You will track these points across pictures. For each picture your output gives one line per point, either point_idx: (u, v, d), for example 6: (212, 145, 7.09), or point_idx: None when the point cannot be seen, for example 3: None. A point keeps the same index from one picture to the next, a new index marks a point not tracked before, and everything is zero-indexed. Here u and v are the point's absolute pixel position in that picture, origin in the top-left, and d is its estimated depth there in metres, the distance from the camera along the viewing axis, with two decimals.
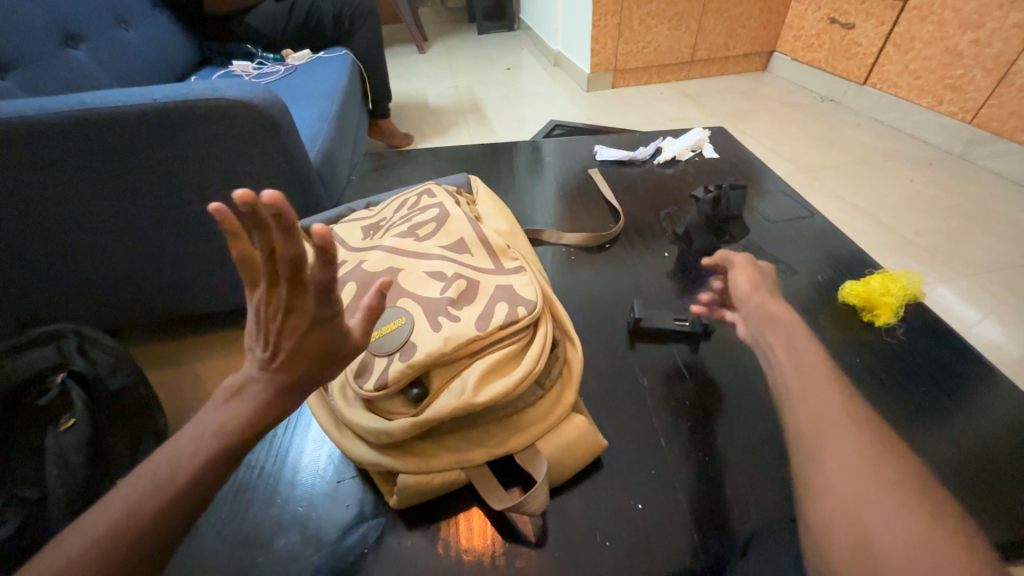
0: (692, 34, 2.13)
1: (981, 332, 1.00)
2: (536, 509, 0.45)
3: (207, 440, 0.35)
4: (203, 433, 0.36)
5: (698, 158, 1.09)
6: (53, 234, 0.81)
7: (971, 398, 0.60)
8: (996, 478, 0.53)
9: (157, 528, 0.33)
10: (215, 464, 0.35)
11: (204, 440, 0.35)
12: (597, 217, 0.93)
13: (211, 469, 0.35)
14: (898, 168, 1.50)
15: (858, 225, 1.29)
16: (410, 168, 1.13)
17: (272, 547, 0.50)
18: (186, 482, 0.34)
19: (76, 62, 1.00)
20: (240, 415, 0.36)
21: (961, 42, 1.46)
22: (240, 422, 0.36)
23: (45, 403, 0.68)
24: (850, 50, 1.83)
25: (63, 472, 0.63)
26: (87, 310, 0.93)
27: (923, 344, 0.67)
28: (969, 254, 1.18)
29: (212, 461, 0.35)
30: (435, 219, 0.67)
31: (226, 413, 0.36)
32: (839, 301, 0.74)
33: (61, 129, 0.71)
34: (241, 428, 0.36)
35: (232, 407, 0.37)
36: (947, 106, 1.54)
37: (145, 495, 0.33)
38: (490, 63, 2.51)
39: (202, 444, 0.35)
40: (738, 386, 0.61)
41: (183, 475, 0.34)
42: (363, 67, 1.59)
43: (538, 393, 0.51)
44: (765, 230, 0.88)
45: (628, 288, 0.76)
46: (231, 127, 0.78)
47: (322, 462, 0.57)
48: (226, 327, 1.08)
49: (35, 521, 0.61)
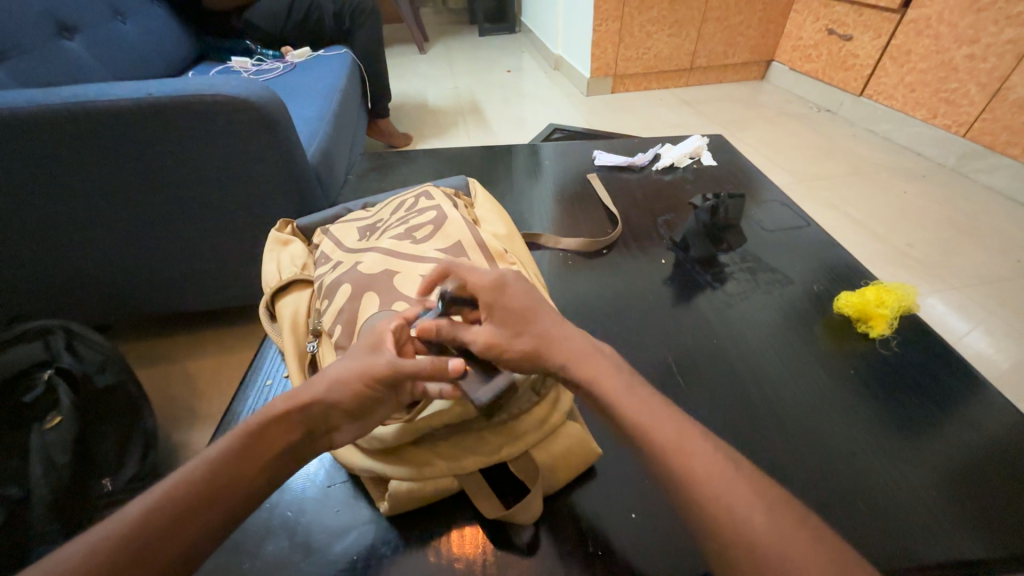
0: (692, 41, 2.14)
1: (970, 344, 1.01)
2: (529, 518, 0.47)
3: (190, 483, 0.36)
4: (180, 477, 0.36)
5: (695, 165, 1.10)
6: (42, 228, 0.80)
7: (962, 411, 0.61)
8: (985, 490, 0.53)
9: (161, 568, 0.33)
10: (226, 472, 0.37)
11: (183, 483, 0.36)
12: (595, 221, 0.93)
13: (193, 505, 0.35)
14: (892, 179, 1.52)
15: (852, 235, 1.30)
16: (408, 169, 1.12)
17: (260, 552, 0.49)
18: (173, 523, 0.34)
19: (71, 54, 0.99)
20: (232, 454, 0.38)
21: (957, 56, 1.47)
22: (229, 460, 0.38)
23: (31, 400, 0.66)
24: (847, 62, 1.85)
25: (47, 472, 0.62)
26: (75, 306, 0.92)
27: (916, 356, 0.67)
28: (960, 266, 1.19)
29: (197, 498, 0.36)
30: (431, 221, 0.67)
31: (202, 458, 0.38)
32: (834, 312, 0.74)
33: (52, 122, 0.70)
34: (232, 464, 0.38)
35: (209, 452, 0.38)
36: (941, 119, 1.55)
37: (123, 541, 0.33)
38: (491, 65, 2.51)
39: (188, 485, 0.36)
40: (731, 397, 0.61)
41: (165, 514, 0.34)
42: (362, 66, 1.58)
43: (532, 400, 0.50)
44: (761, 239, 0.88)
45: (624, 295, 0.76)
46: (225, 123, 0.77)
47: (312, 466, 0.56)
48: (218, 325, 1.07)
49: (20, 518, 0.61)
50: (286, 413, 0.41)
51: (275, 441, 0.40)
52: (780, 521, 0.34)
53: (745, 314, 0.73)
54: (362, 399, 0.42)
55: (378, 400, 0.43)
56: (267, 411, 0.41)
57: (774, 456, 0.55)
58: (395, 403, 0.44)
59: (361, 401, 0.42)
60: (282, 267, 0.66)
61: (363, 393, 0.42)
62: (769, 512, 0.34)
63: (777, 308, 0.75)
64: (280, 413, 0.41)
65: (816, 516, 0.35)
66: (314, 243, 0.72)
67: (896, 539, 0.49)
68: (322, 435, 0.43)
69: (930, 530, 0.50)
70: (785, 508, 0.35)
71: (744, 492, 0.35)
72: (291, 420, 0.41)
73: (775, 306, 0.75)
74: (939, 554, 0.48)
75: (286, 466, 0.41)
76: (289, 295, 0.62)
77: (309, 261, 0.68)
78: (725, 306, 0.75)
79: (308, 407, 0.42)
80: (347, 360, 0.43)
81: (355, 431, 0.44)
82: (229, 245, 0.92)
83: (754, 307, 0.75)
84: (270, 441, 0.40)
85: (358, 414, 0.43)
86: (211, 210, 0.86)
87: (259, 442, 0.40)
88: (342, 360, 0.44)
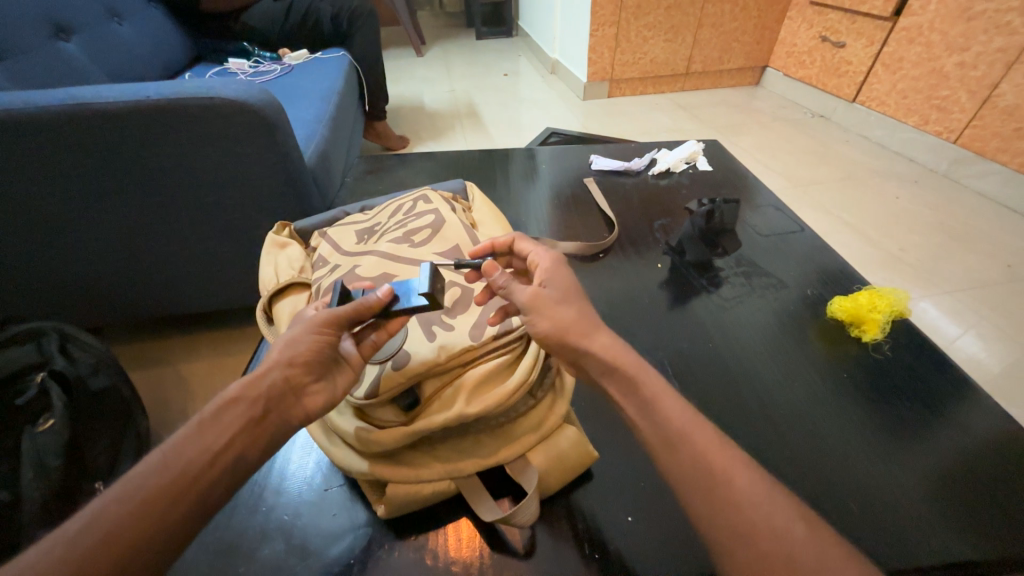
0: (688, 47, 2.16)
1: (963, 348, 1.02)
2: (526, 521, 0.45)
3: (148, 483, 0.34)
4: (132, 481, 0.34)
5: (691, 170, 1.10)
6: (36, 230, 0.79)
7: (953, 415, 0.61)
8: (976, 494, 0.54)
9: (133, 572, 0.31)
10: (191, 462, 0.35)
11: (139, 485, 0.34)
12: (592, 225, 0.94)
13: (154, 505, 0.33)
14: (884, 184, 1.53)
15: (846, 240, 1.31)
16: (406, 172, 1.13)
17: (256, 556, 0.49)
18: (141, 520, 0.32)
19: (67, 55, 0.99)
20: (190, 445, 0.36)
21: (948, 64, 1.49)
22: (187, 451, 0.36)
23: (23, 403, 0.65)
24: (841, 68, 1.87)
25: (37, 475, 0.62)
26: (68, 308, 0.91)
27: (909, 360, 0.68)
28: (952, 270, 1.21)
29: (158, 496, 0.34)
30: (430, 225, 0.67)
31: (163, 451, 0.36)
32: (828, 315, 0.75)
33: (47, 123, 0.69)
34: (190, 455, 0.36)
35: (162, 449, 0.36)
36: (933, 126, 1.57)
37: (87, 542, 0.31)
38: (488, 69, 2.52)
39: (152, 482, 0.34)
40: (727, 400, 0.62)
41: (124, 517, 0.32)
42: (360, 68, 1.58)
43: (529, 403, 0.51)
44: (755, 244, 0.89)
45: (620, 298, 0.77)
46: (223, 125, 0.77)
47: (309, 469, 0.56)
48: (214, 328, 1.07)
49: (8, 525, 0.60)
50: (240, 392, 0.40)
51: (235, 421, 0.38)
52: (776, 520, 0.35)
53: (741, 318, 0.74)
54: (317, 351, 0.43)
55: (332, 351, 0.45)
56: (219, 397, 0.39)
57: (769, 458, 0.56)
58: (351, 365, 0.46)
59: (312, 360, 0.43)
60: (279, 270, 0.66)
61: (316, 345, 0.43)
62: (767, 511, 0.35)
63: (771, 312, 0.75)
64: (235, 393, 0.40)
65: (812, 518, 0.36)
66: (312, 246, 0.72)
67: (889, 540, 0.49)
68: (289, 405, 0.41)
69: (922, 532, 0.50)
70: (781, 510, 0.35)
71: (741, 494, 0.36)
72: (248, 397, 0.39)
73: (770, 310, 0.76)
74: (931, 556, 0.48)
75: (253, 448, 0.38)
76: (286, 298, 0.62)
77: (306, 264, 0.68)
78: (720, 311, 0.75)
79: (264, 378, 0.41)
80: (293, 330, 0.44)
81: (324, 394, 0.43)
82: (226, 247, 0.91)
83: (749, 311, 0.75)
84: (229, 421, 0.38)
85: (319, 370, 0.43)
86: (208, 212, 0.86)
87: (217, 427, 0.38)
88: (287, 333, 0.44)
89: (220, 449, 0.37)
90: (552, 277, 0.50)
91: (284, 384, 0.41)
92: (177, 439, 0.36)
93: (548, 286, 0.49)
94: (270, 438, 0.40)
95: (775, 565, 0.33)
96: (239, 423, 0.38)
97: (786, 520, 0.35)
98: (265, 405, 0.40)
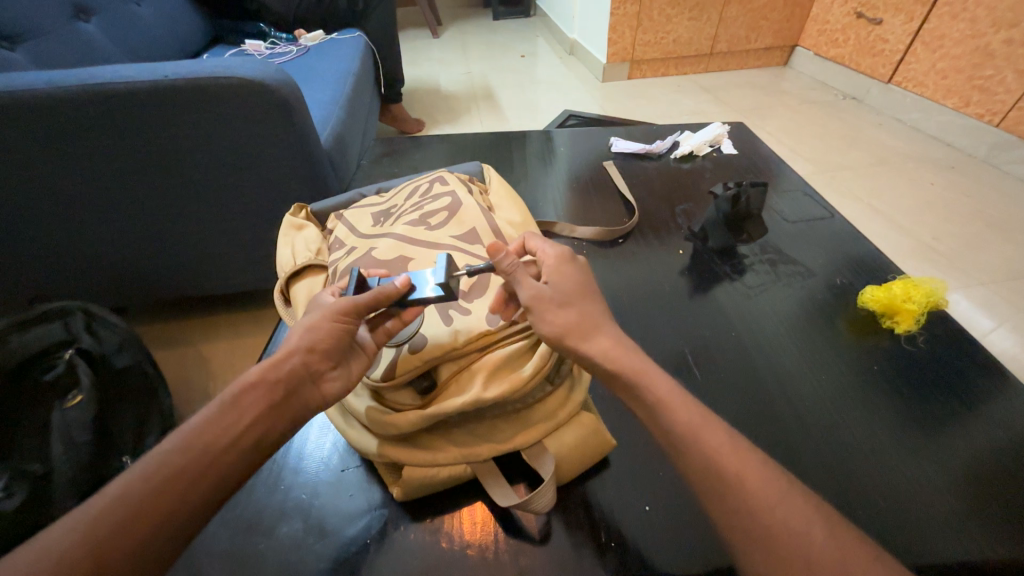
0: (713, 25, 2.07)
1: (996, 341, 0.97)
2: (543, 507, 0.44)
3: (171, 460, 0.34)
4: (157, 457, 0.34)
5: (715, 153, 1.07)
6: (61, 210, 0.81)
7: (989, 410, 0.58)
8: (1011, 492, 0.51)
9: (153, 552, 0.32)
10: (212, 441, 0.36)
11: (163, 462, 0.34)
12: (611, 210, 0.91)
13: (175, 483, 0.33)
14: (919, 169, 1.46)
15: (875, 228, 1.26)
16: (422, 155, 1.11)
17: (275, 533, 0.50)
18: (165, 498, 0.33)
19: (86, 35, 0.99)
20: (212, 424, 0.36)
21: (993, 42, 1.40)
22: (209, 430, 0.36)
23: (50, 378, 0.68)
24: (876, 47, 1.78)
25: (67, 450, 0.63)
26: (94, 287, 0.93)
27: (943, 353, 0.65)
28: (988, 260, 1.15)
29: (181, 474, 0.34)
30: (446, 207, 0.66)
31: (185, 430, 0.36)
32: (858, 306, 0.72)
33: (69, 104, 0.70)
34: (213, 434, 0.36)
35: (185, 427, 0.36)
36: (974, 108, 1.48)
37: (111, 518, 0.31)
38: (505, 50, 2.47)
39: (176, 460, 0.34)
40: (749, 390, 0.60)
41: (147, 495, 0.33)
42: (376, 50, 1.56)
43: (547, 389, 0.50)
44: (782, 230, 0.86)
45: (640, 285, 0.75)
46: (240, 106, 0.76)
47: (327, 450, 0.57)
48: (233, 309, 1.08)
49: (40, 498, 0.61)
50: (260, 375, 0.40)
51: (255, 403, 0.39)
52: (795, 518, 0.34)
53: (765, 306, 0.72)
54: (335, 338, 0.43)
55: (350, 337, 0.44)
56: (240, 379, 0.39)
57: (791, 452, 0.54)
58: (365, 353, 0.46)
59: (332, 349, 0.43)
60: (296, 251, 0.66)
61: (334, 331, 0.43)
62: (785, 511, 0.34)
63: (797, 300, 0.73)
64: (255, 376, 0.40)
65: (834, 518, 0.34)
66: (329, 228, 0.71)
67: (921, 540, 0.47)
68: (307, 390, 0.41)
69: (950, 529, 0.48)
70: (800, 510, 0.34)
71: (759, 492, 0.35)
72: (267, 381, 0.40)
73: (796, 299, 0.73)
74: (959, 556, 0.46)
75: (274, 430, 0.39)
76: (303, 280, 0.62)
77: (323, 246, 0.68)
78: (743, 299, 0.73)
79: (283, 364, 0.41)
80: (311, 316, 0.44)
81: (342, 379, 0.44)
82: (243, 229, 0.92)
83: (773, 301, 0.73)
84: (249, 405, 0.38)
85: (337, 356, 0.44)
86: (227, 194, 0.86)
87: (237, 409, 0.38)
88: (306, 318, 0.44)
89: (241, 431, 0.37)
90: (563, 270, 0.48)
91: (303, 370, 0.41)
92: (198, 421, 0.36)
93: (553, 282, 0.47)
94: (289, 422, 0.40)
95: (793, 566, 0.32)
96: (259, 406, 0.39)
97: (805, 521, 0.34)
98: (284, 390, 0.40)
